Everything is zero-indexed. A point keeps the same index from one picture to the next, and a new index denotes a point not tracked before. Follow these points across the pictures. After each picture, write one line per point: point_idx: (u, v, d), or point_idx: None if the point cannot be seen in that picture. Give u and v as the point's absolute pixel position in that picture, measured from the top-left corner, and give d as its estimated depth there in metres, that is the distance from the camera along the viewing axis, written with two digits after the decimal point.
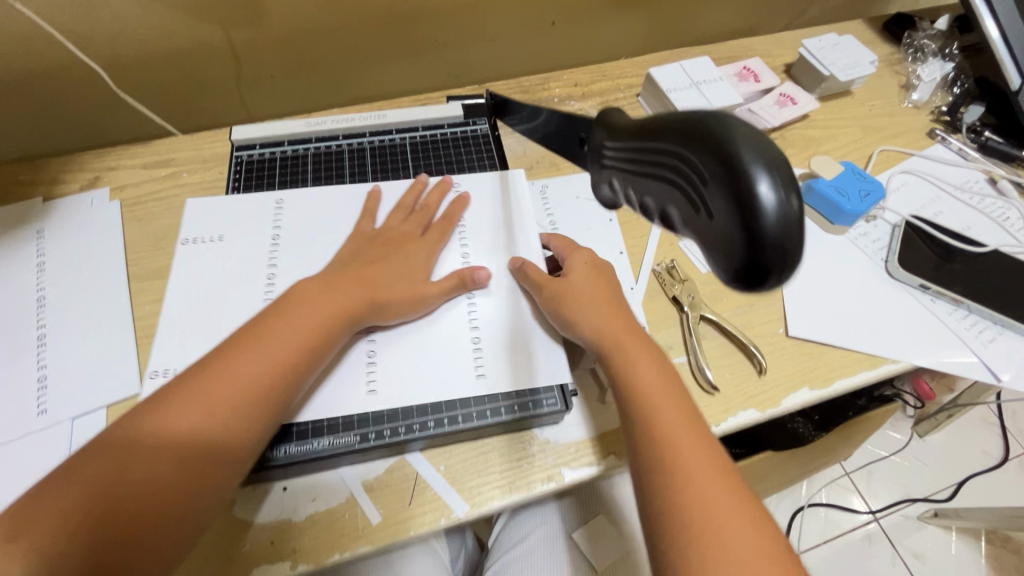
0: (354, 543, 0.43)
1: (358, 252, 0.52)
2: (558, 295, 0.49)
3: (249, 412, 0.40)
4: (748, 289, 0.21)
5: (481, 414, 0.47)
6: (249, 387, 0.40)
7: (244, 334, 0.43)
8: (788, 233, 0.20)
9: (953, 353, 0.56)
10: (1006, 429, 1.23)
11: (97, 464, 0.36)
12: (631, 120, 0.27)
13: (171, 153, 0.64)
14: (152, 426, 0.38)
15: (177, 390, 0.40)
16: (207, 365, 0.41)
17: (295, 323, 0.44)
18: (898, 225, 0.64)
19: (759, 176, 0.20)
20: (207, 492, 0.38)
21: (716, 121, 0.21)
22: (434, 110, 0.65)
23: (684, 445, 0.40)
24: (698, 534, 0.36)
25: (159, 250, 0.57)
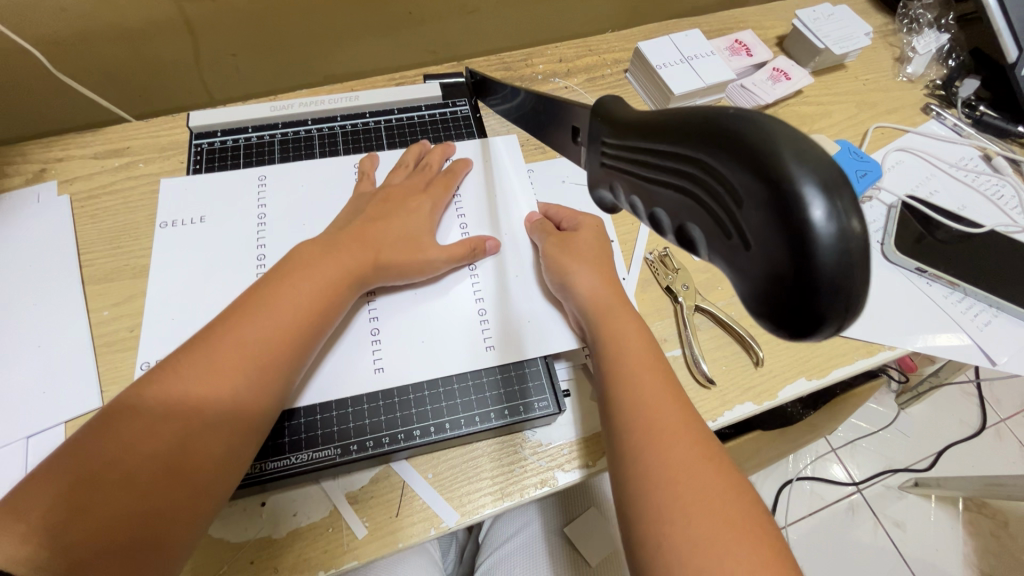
0: (340, 559, 0.41)
1: (359, 208, 0.49)
2: (558, 254, 0.48)
3: (254, 396, 0.37)
4: (794, 334, 0.18)
5: (470, 421, 0.44)
6: (246, 367, 0.37)
7: (237, 308, 0.39)
8: (849, 267, 0.17)
9: (948, 337, 0.55)
10: (983, 399, 1.25)
11: (87, 456, 0.32)
12: (640, 115, 0.23)
13: (125, 141, 0.58)
14: (145, 411, 0.34)
15: (170, 370, 0.36)
16: (199, 345, 0.37)
17: (296, 292, 0.40)
18: (894, 205, 0.62)
19: (812, 200, 0.16)
20: (197, 506, 0.34)
21: (751, 124, 0.18)
22: (410, 90, 0.60)
23: (669, 427, 0.36)
24: (675, 526, 0.32)
25: (116, 249, 0.52)
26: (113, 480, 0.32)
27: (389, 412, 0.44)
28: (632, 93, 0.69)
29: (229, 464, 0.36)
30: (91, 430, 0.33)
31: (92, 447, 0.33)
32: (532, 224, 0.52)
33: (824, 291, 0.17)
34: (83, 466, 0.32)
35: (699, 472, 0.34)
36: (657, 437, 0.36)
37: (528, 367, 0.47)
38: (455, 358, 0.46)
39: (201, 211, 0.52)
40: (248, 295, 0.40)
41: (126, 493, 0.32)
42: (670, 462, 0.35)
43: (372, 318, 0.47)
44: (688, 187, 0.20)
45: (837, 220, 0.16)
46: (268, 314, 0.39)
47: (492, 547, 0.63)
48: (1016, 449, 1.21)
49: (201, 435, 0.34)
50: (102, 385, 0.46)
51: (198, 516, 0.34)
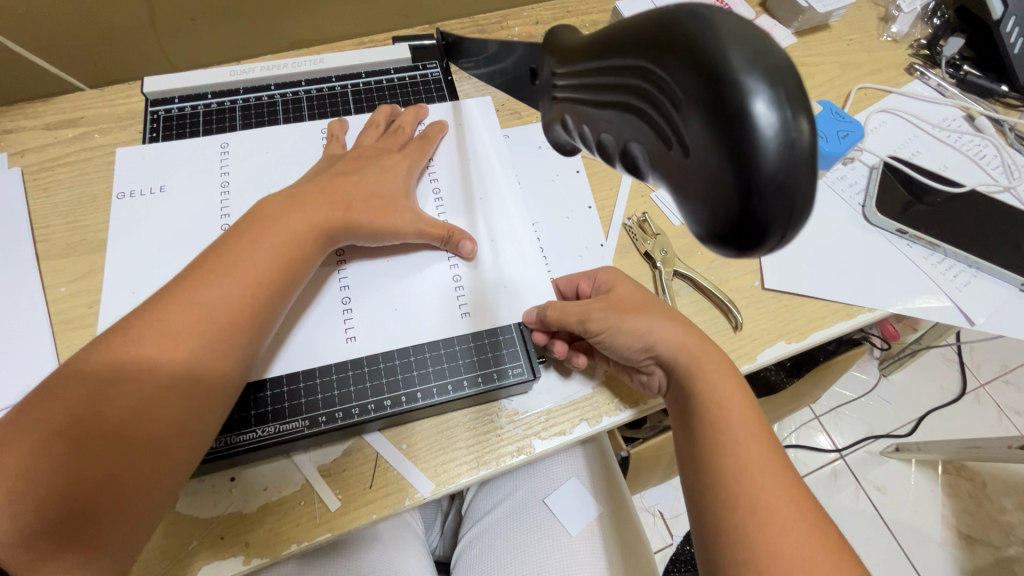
0: (312, 532, 0.40)
1: (328, 167, 0.47)
2: (615, 309, 0.43)
3: (210, 359, 0.35)
4: (742, 251, 0.17)
5: (443, 389, 0.43)
6: (201, 327, 0.35)
7: (193, 268, 0.37)
8: (796, 170, 0.16)
9: (928, 298, 0.55)
10: (964, 364, 1.27)
11: (36, 424, 0.31)
12: (589, 35, 0.22)
13: (79, 111, 0.56)
14: (93, 377, 0.32)
15: (120, 332, 0.34)
16: (150, 307, 0.35)
17: (254, 250, 0.38)
18: (876, 166, 0.61)
19: (755, 90, 0.15)
20: (154, 470, 0.33)
21: (698, 20, 0.17)
22: (378, 52, 0.58)
23: (761, 473, 0.35)
24: None
25: (72, 223, 0.50)
26: (63, 449, 0.31)
27: (360, 382, 0.43)
28: None
29: (188, 427, 0.34)
30: (39, 397, 0.32)
31: (39, 415, 0.31)
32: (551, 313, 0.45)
33: (768, 195, 0.16)
34: (32, 434, 0.31)
35: (791, 519, 0.33)
36: (757, 496, 0.34)
37: (503, 334, 0.46)
38: (428, 326, 0.45)
39: (162, 179, 0.50)
40: (204, 255, 0.38)
41: (76, 463, 0.31)
42: (760, 510, 0.33)
43: (341, 286, 0.46)
44: (633, 102, 0.19)
45: (781, 114, 0.15)
46: (225, 274, 0.37)
47: (475, 518, 0.63)
48: (994, 413, 1.23)
49: (152, 396, 0.33)
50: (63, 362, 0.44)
51: (161, 485, 0.33)
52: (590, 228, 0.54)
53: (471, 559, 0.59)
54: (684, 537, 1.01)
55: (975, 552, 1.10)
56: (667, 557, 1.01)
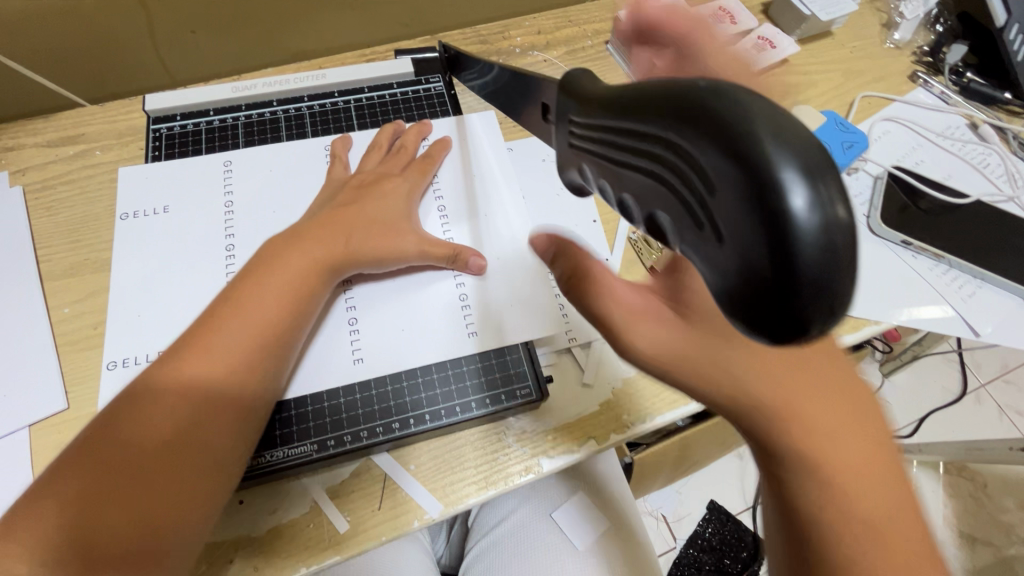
0: (322, 554, 0.40)
1: (330, 196, 0.48)
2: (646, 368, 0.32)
3: (225, 405, 0.37)
4: (773, 340, 0.17)
5: (451, 411, 0.44)
6: (215, 377, 0.37)
7: (204, 319, 0.40)
8: (833, 264, 0.16)
9: (933, 309, 0.55)
10: (965, 365, 1.27)
11: (72, 476, 0.34)
12: (609, 90, 0.22)
13: (79, 127, 0.56)
14: (123, 427, 0.35)
15: (142, 389, 0.37)
16: (171, 358, 0.38)
17: (261, 296, 0.40)
18: (881, 176, 0.60)
19: (791, 187, 0.15)
20: (183, 512, 0.35)
21: (729, 105, 0.17)
22: (381, 66, 0.57)
23: (852, 486, 0.31)
24: None
25: (75, 243, 0.50)
26: (96, 502, 0.33)
27: (367, 405, 0.43)
28: (614, 67, 0.66)
29: (211, 470, 0.36)
30: (71, 456, 0.35)
31: (73, 472, 0.34)
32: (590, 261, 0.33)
33: (806, 291, 0.16)
34: (70, 485, 0.33)
35: (878, 521, 0.31)
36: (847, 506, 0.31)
37: (509, 354, 0.46)
38: (435, 347, 0.45)
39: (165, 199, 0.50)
40: (218, 303, 0.40)
41: (109, 514, 0.33)
42: (850, 526, 0.31)
43: (349, 307, 0.46)
44: (657, 172, 0.19)
45: (818, 207, 0.16)
46: (240, 320, 0.39)
47: (482, 531, 0.63)
48: (995, 413, 1.23)
49: (174, 445, 0.35)
50: (67, 385, 0.44)
51: (193, 521, 0.35)
52: (596, 241, 0.53)
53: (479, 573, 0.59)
54: (687, 541, 1.02)
55: (976, 552, 1.11)
56: (670, 561, 1.01)
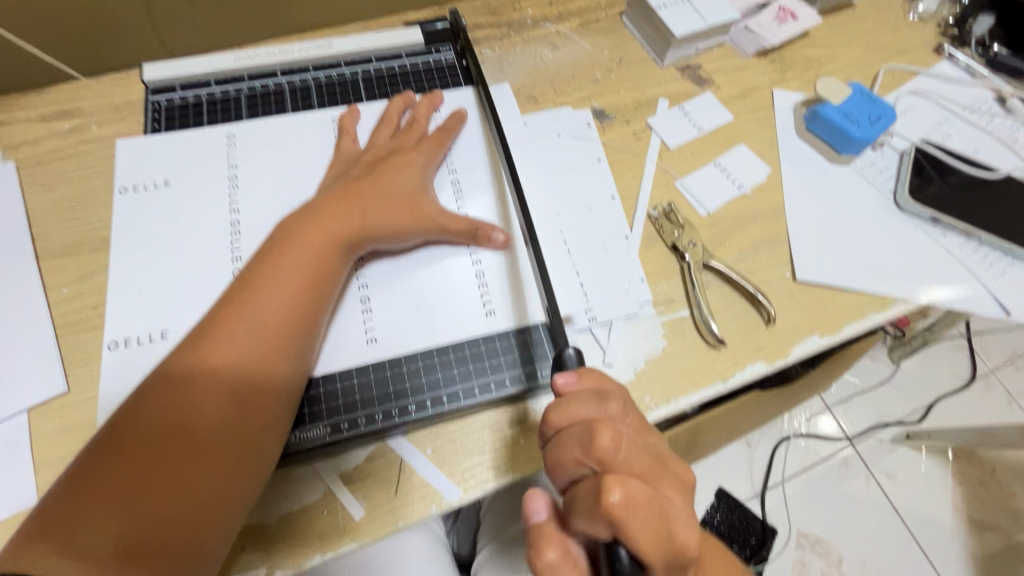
0: (336, 542, 0.38)
1: (344, 171, 0.46)
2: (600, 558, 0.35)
3: (253, 392, 0.36)
4: None
5: (469, 392, 0.42)
6: (240, 364, 0.36)
7: (224, 303, 0.38)
8: None
9: (963, 288, 0.53)
10: (974, 351, 1.26)
11: (99, 473, 0.32)
12: None
13: (75, 101, 0.53)
14: (150, 422, 0.33)
15: (164, 378, 0.35)
16: (191, 346, 0.36)
17: (281, 278, 0.38)
18: (907, 151, 0.58)
19: None
20: (217, 502, 0.34)
21: None
22: (389, 36, 0.55)
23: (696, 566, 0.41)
24: None
25: (71, 220, 0.47)
26: (128, 495, 0.32)
27: (381, 386, 0.41)
28: (629, 39, 0.63)
29: (242, 459, 0.35)
30: (96, 449, 0.33)
31: (100, 465, 0.32)
32: (557, 543, 0.35)
33: None
34: (99, 481, 0.32)
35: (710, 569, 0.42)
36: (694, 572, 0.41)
37: (529, 334, 0.44)
38: (452, 326, 0.43)
39: (166, 174, 0.47)
40: (235, 287, 0.38)
41: (144, 506, 0.32)
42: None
43: (361, 286, 0.44)
44: None
45: None
46: (261, 304, 0.37)
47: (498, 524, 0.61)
48: (1004, 399, 1.22)
49: (205, 435, 0.34)
50: (67, 368, 0.42)
51: (232, 509, 0.34)
52: (614, 219, 0.52)
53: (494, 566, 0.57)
54: None
55: (985, 538, 1.10)
56: None
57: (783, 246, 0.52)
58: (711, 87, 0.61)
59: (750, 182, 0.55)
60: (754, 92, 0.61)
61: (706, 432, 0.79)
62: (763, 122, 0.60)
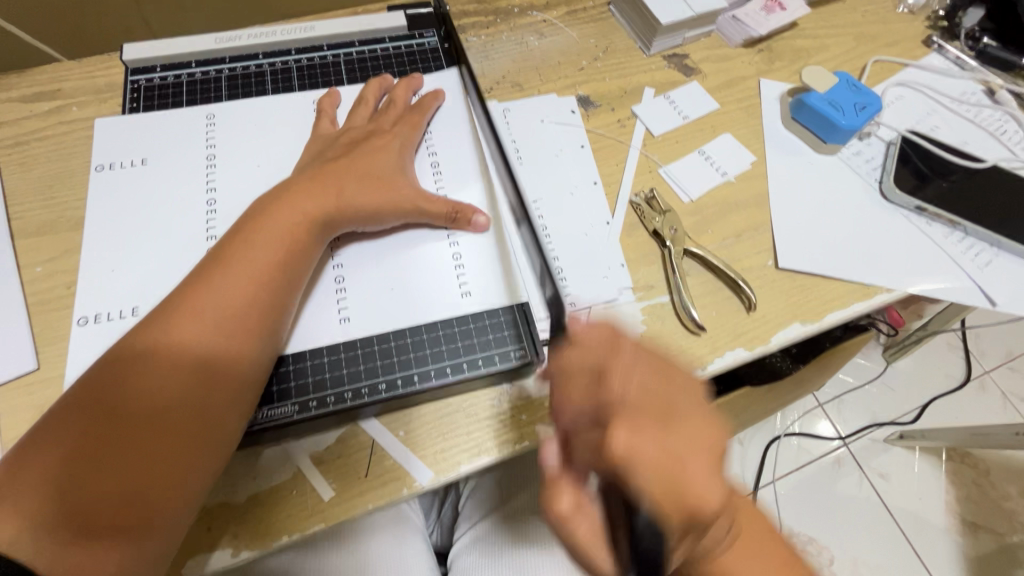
0: (305, 522, 0.38)
1: (320, 150, 0.46)
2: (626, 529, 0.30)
3: (220, 365, 0.35)
4: None
5: (441, 372, 0.41)
6: (206, 338, 0.35)
7: (193, 277, 0.37)
8: None
9: (947, 278, 0.52)
10: (969, 351, 1.25)
11: (52, 444, 0.32)
12: None
13: (57, 83, 0.53)
14: (106, 398, 0.33)
15: (128, 349, 0.35)
16: (157, 319, 0.36)
17: (252, 255, 0.38)
18: (893, 141, 0.58)
19: None
20: (178, 477, 0.33)
21: None
22: (372, 20, 0.55)
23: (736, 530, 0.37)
24: None
25: (47, 200, 0.47)
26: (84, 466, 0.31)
27: (352, 365, 0.41)
28: (615, 27, 0.63)
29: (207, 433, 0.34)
30: (54, 419, 0.33)
31: (58, 433, 0.32)
32: (570, 490, 0.32)
33: None
34: (56, 451, 0.32)
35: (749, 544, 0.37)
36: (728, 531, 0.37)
37: (504, 315, 0.43)
38: (426, 306, 0.43)
39: (143, 153, 0.47)
40: (205, 263, 0.38)
41: (102, 478, 0.31)
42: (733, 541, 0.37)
43: (336, 267, 0.44)
44: None
45: None
46: (231, 278, 0.37)
47: (473, 519, 0.60)
48: (998, 400, 1.21)
49: (166, 407, 0.33)
50: (38, 346, 0.41)
51: (192, 485, 0.34)
52: (596, 203, 0.51)
53: (467, 567, 0.56)
54: None
55: (978, 539, 1.09)
56: None
57: (767, 234, 0.52)
58: (697, 76, 0.61)
59: (735, 170, 0.55)
60: (740, 81, 0.61)
61: None
62: (750, 112, 0.59)
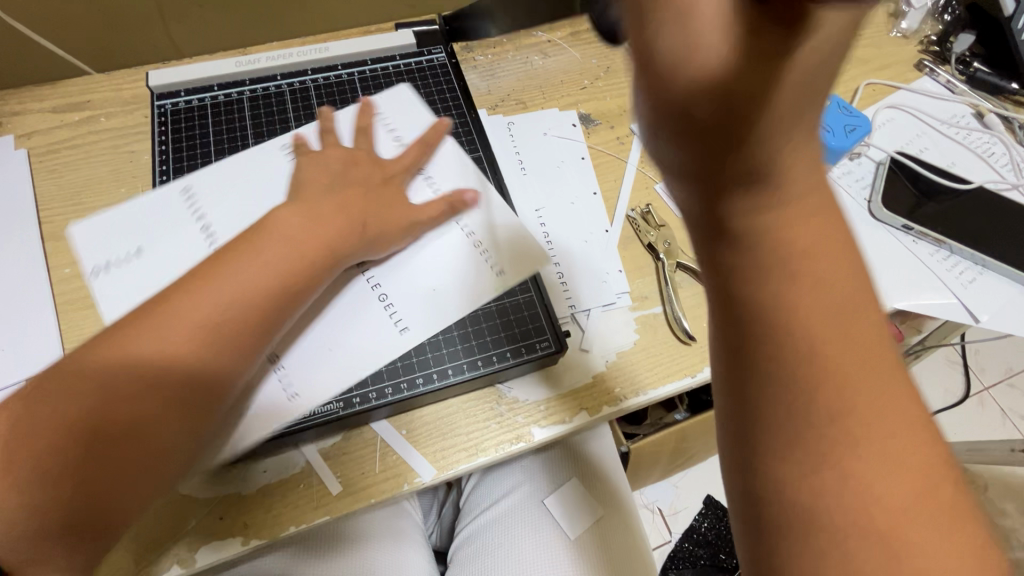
0: (311, 514, 0.40)
1: (343, 161, 0.45)
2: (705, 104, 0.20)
3: (218, 371, 0.34)
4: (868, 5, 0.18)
5: (473, 366, 0.44)
6: (203, 340, 0.33)
7: (200, 272, 0.36)
8: None
9: (932, 295, 0.54)
10: (968, 367, 1.26)
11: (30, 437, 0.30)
12: None
13: (85, 94, 0.56)
14: (82, 375, 0.31)
15: (117, 340, 0.32)
16: (155, 312, 0.33)
17: (268, 258, 0.37)
18: (882, 162, 0.60)
19: None
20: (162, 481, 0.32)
21: None
22: (384, 40, 0.58)
23: (863, 411, 0.23)
24: (839, 442, 0.22)
25: (77, 206, 0.50)
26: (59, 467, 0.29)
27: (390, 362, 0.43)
28: None
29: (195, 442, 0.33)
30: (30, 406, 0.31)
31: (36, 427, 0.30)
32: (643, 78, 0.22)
33: None
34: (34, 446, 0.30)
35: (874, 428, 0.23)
36: (833, 403, 0.23)
37: (523, 298, 0.47)
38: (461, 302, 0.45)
39: (136, 242, 0.46)
40: (213, 259, 0.36)
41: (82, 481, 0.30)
42: (836, 419, 0.23)
43: (372, 284, 0.45)
44: None
45: None
46: (243, 281, 0.35)
47: (472, 514, 0.62)
48: (997, 416, 1.22)
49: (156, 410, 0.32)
50: (65, 343, 0.44)
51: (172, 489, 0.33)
52: (595, 213, 0.54)
53: (468, 557, 0.58)
54: (682, 533, 1.01)
55: None
56: (665, 553, 1.00)
57: None
58: None
59: None
60: None
61: (694, 437, 0.80)
62: None
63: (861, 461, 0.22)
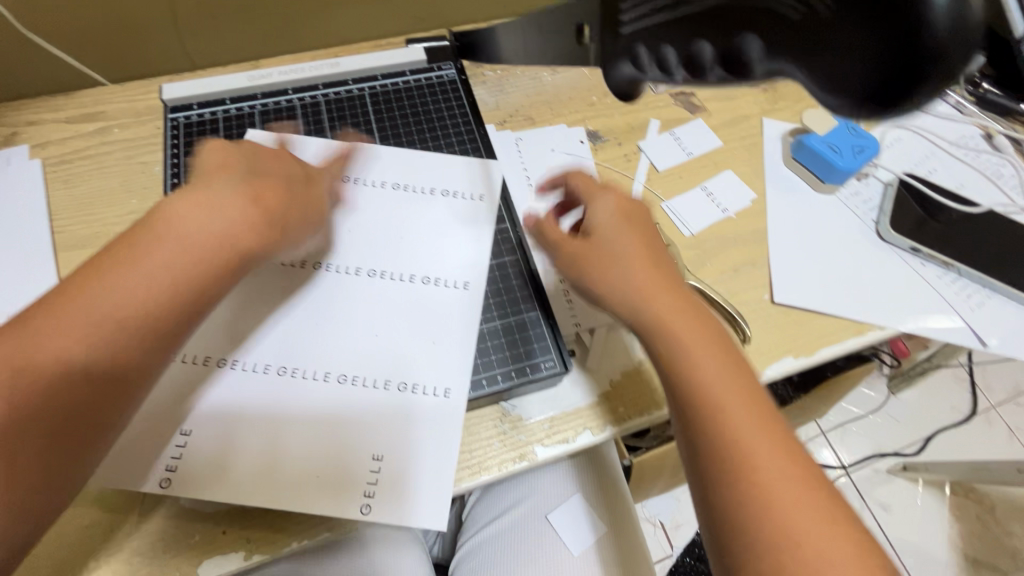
0: (313, 530, 0.40)
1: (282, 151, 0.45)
2: (580, 255, 0.41)
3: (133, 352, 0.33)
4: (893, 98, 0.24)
5: (478, 384, 0.44)
6: (115, 322, 0.33)
7: (109, 255, 0.35)
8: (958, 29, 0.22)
9: (941, 317, 0.54)
10: (975, 384, 1.25)
11: None
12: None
13: (99, 105, 0.57)
14: None
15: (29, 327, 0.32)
16: (69, 296, 0.33)
17: (180, 234, 0.36)
18: (891, 183, 0.60)
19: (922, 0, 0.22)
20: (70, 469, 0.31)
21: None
22: (395, 56, 0.59)
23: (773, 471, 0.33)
24: (760, 500, 0.32)
25: (88, 216, 0.51)
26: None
27: None
28: None
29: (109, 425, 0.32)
30: None
31: None
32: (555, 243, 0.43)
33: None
34: None
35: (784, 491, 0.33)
36: (748, 475, 0.33)
37: (527, 314, 0.48)
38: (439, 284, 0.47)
39: None
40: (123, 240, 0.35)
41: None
42: (757, 488, 0.32)
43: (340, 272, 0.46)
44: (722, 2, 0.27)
45: None
46: (155, 259, 0.35)
47: (475, 527, 0.62)
48: (1005, 435, 1.21)
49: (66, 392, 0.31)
50: None
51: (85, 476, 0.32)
52: None
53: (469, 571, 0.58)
54: (683, 549, 1.00)
55: None
56: (666, 568, 0.99)
57: (764, 269, 0.54)
58: (702, 113, 0.64)
59: (736, 207, 0.57)
60: (744, 119, 0.64)
61: None
62: (752, 149, 0.62)
63: (782, 516, 0.32)
